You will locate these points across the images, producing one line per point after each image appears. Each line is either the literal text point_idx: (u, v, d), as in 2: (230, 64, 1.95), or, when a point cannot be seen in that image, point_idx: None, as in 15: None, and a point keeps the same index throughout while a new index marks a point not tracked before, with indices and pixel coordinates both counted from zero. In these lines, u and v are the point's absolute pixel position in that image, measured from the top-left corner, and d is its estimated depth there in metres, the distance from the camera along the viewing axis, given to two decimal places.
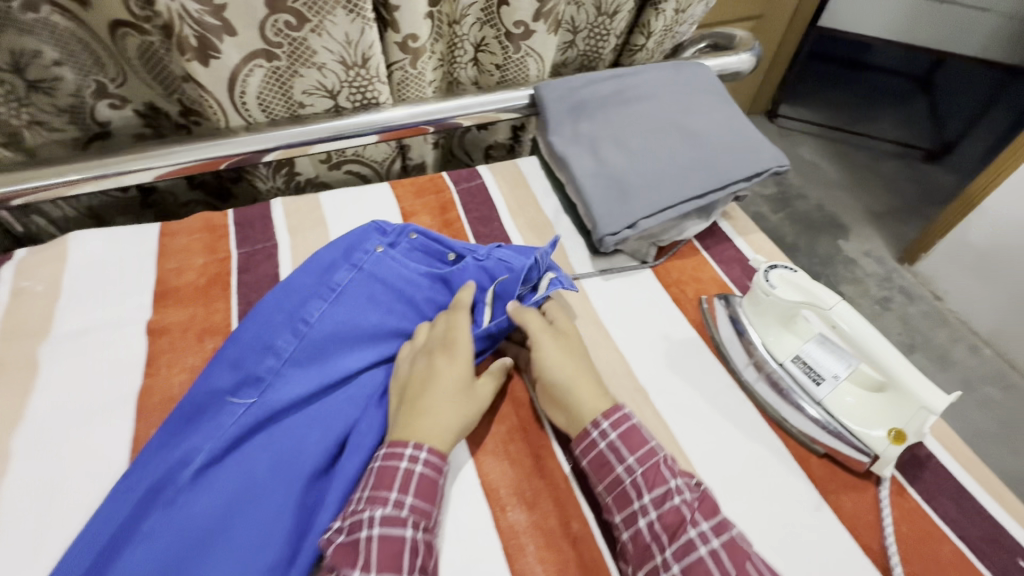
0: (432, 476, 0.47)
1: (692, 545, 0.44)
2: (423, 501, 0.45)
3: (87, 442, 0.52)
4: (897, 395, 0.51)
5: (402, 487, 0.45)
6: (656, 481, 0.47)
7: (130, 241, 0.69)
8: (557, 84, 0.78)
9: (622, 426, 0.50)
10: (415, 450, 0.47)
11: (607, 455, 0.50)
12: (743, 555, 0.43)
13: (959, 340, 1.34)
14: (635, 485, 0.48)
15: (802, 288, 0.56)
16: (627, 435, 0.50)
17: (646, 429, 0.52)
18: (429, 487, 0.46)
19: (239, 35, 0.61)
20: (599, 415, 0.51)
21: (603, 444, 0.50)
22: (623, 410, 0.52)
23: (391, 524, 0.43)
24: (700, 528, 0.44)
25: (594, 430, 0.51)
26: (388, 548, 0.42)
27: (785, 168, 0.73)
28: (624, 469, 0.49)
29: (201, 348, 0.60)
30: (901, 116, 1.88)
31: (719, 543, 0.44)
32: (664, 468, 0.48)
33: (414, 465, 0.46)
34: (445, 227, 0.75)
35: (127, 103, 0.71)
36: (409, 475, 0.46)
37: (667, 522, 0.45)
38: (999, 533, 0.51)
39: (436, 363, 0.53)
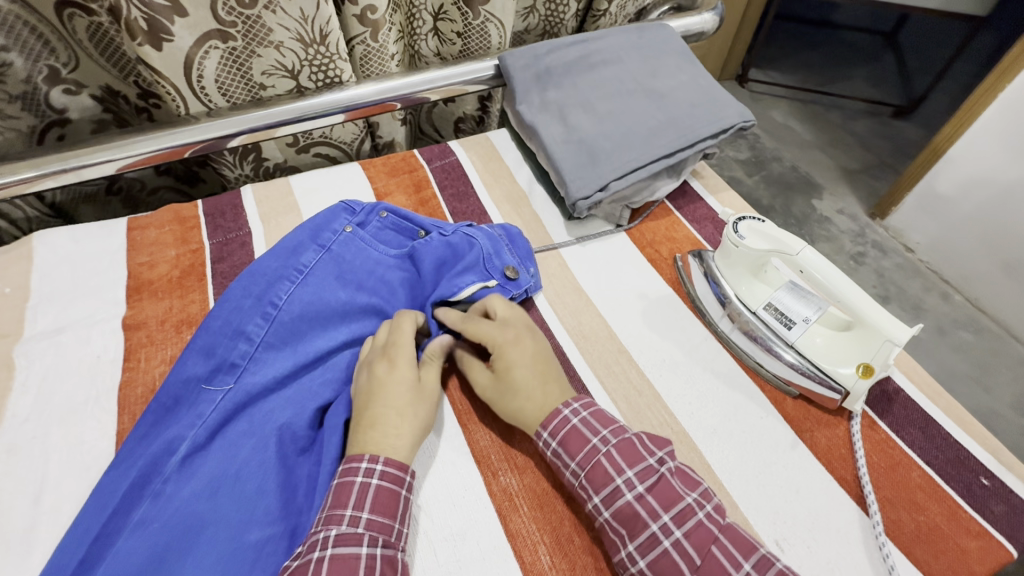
0: (390, 487, 0.44)
1: (655, 539, 0.42)
2: (380, 516, 0.43)
3: (71, 439, 0.52)
4: (864, 332, 0.54)
5: (358, 502, 0.43)
6: (602, 481, 0.45)
7: (99, 237, 0.68)
8: (520, 52, 0.78)
9: (561, 432, 0.47)
10: (371, 462, 0.45)
11: (554, 461, 0.48)
12: (708, 540, 0.42)
13: (931, 289, 1.38)
14: (583, 487, 0.46)
15: (771, 237, 0.57)
16: (569, 438, 0.47)
17: (595, 423, 0.48)
18: (387, 500, 0.43)
19: (190, 15, 0.59)
20: (539, 424, 0.49)
21: (549, 452, 0.48)
22: (563, 412, 0.49)
23: (344, 543, 0.40)
24: (660, 521, 0.43)
25: (539, 440, 0.48)
26: (340, 567, 0.39)
27: (751, 124, 0.73)
28: (570, 473, 0.47)
29: (180, 338, 0.60)
30: (869, 72, 1.90)
31: (682, 534, 0.42)
32: (608, 466, 0.45)
33: (370, 478, 0.44)
34: (421, 205, 0.75)
35: (82, 88, 0.70)
36: (365, 490, 0.43)
37: (624, 521, 0.43)
38: (965, 455, 0.54)
39: (388, 367, 0.50)
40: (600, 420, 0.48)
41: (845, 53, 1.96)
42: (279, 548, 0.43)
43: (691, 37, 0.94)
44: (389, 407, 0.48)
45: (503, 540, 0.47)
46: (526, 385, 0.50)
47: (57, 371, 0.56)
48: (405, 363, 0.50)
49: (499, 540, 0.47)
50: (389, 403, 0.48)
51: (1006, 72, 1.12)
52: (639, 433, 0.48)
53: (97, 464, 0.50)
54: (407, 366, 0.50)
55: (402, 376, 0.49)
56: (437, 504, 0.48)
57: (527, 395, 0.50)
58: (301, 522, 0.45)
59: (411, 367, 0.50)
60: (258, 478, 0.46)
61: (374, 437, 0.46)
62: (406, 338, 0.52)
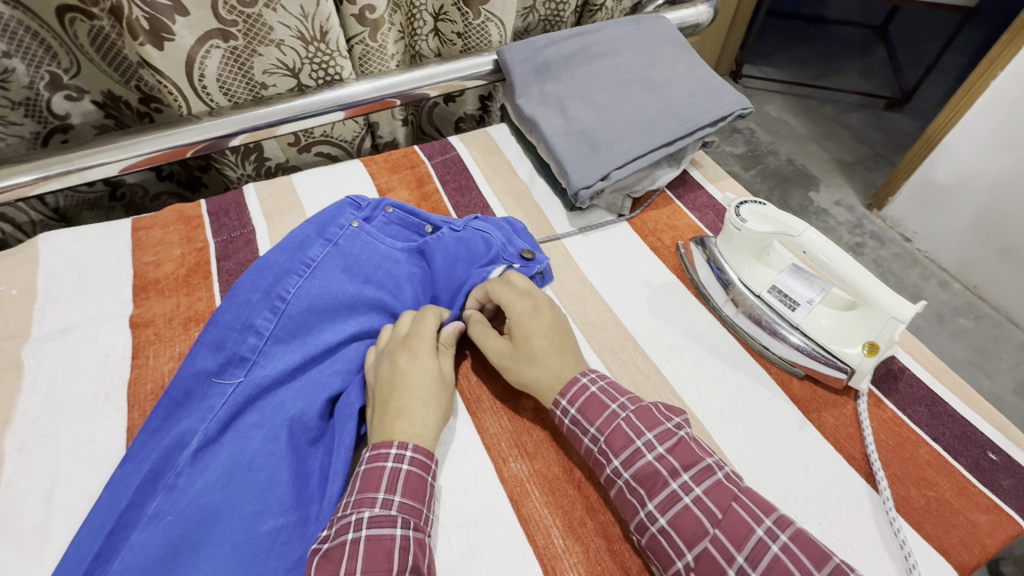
0: (420, 473, 0.45)
1: (675, 496, 0.43)
2: (411, 500, 0.43)
3: (82, 437, 0.52)
4: (868, 311, 0.54)
5: (389, 487, 0.43)
6: (621, 444, 0.46)
7: (104, 238, 0.68)
8: (519, 46, 0.78)
9: (579, 399, 0.49)
10: (400, 449, 0.45)
11: (573, 430, 0.49)
12: (727, 496, 0.42)
13: (930, 278, 1.39)
14: (603, 451, 0.47)
15: (772, 220, 0.58)
16: (587, 405, 0.48)
17: (611, 393, 0.49)
18: (417, 485, 0.44)
19: (191, 15, 0.60)
20: (558, 393, 0.50)
21: (567, 420, 0.49)
22: (580, 380, 0.50)
23: (378, 525, 0.41)
24: (680, 479, 0.44)
25: (557, 410, 0.49)
26: (376, 548, 0.39)
27: (749, 111, 0.74)
28: (589, 439, 0.48)
29: (187, 335, 0.60)
30: (860, 65, 1.92)
31: (702, 491, 0.43)
32: (627, 429, 0.46)
33: (400, 463, 0.44)
34: (424, 200, 0.75)
35: (84, 94, 0.71)
36: (396, 475, 0.44)
37: (645, 481, 0.44)
38: (971, 431, 0.54)
39: (410, 357, 0.50)
40: (617, 389, 0.49)
41: (838, 47, 1.97)
42: (293, 537, 0.43)
43: (686, 30, 0.95)
44: (413, 396, 0.48)
45: (516, 524, 0.47)
46: (544, 353, 0.51)
47: (66, 370, 0.56)
48: (428, 354, 0.51)
49: (512, 522, 0.47)
50: (414, 392, 0.48)
51: (998, 59, 1.12)
52: (652, 403, 0.50)
53: (109, 460, 0.51)
54: (429, 357, 0.51)
55: (426, 366, 0.50)
56: (450, 490, 0.49)
57: (544, 363, 0.51)
58: (313, 511, 0.45)
59: (433, 358, 0.51)
60: (270, 468, 0.46)
61: (400, 426, 0.47)
62: (427, 330, 0.52)
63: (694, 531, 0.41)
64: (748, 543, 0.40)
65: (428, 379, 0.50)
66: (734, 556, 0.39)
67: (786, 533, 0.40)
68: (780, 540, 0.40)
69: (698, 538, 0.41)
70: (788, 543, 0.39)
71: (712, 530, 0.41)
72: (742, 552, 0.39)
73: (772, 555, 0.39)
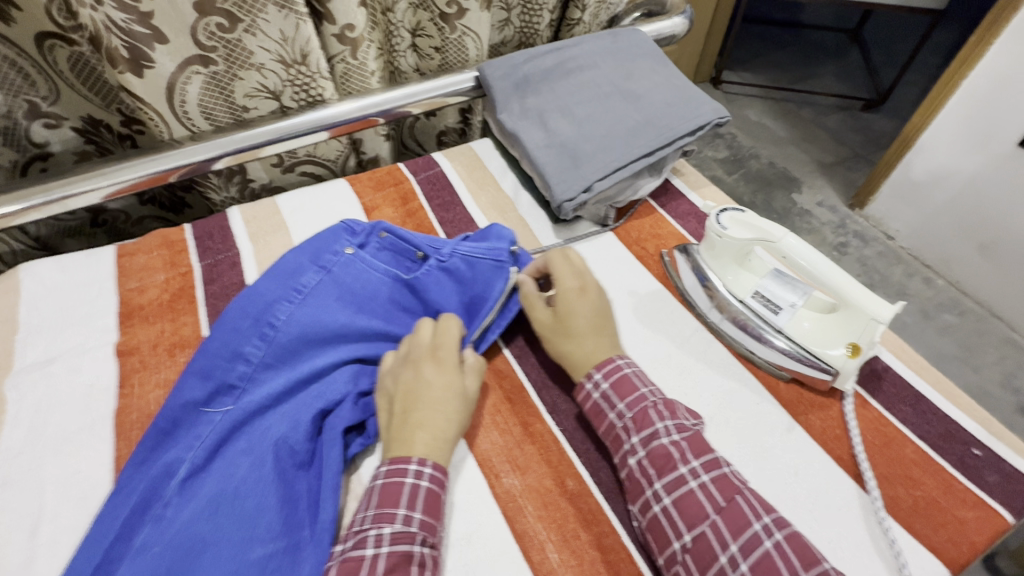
0: (438, 490, 0.45)
1: (682, 480, 0.46)
2: (430, 518, 0.44)
3: (66, 469, 0.51)
4: (848, 313, 0.55)
5: (410, 504, 0.43)
6: (644, 424, 0.49)
7: (86, 266, 0.67)
8: (498, 62, 0.79)
9: (614, 376, 0.52)
10: (420, 465, 0.45)
11: (601, 403, 0.51)
12: (732, 488, 0.45)
13: (913, 274, 1.41)
14: (626, 427, 0.50)
15: (752, 226, 0.59)
16: (619, 383, 0.52)
17: (641, 377, 0.53)
18: (435, 503, 0.44)
19: (171, 42, 0.60)
20: (593, 367, 0.53)
21: (596, 394, 0.52)
22: (615, 361, 0.54)
23: (399, 542, 0.41)
24: (689, 465, 0.46)
25: (588, 382, 0.53)
26: (395, 563, 0.40)
27: (726, 119, 0.75)
28: (615, 414, 0.50)
29: (173, 361, 0.59)
30: (836, 68, 1.96)
31: (708, 478, 0.46)
32: (652, 412, 0.50)
33: (420, 480, 0.45)
34: (409, 217, 0.75)
35: (63, 121, 0.70)
36: (416, 492, 0.44)
37: (656, 461, 0.47)
38: (955, 428, 0.55)
39: (433, 368, 0.50)
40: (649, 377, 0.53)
41: (813, 52, 2.02)
42: (282, 564, 0.43)
43: (663, 41, 0.97)
44: (439, 412, 0.48)
45: (508, 540, 0.47)
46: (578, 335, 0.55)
47: (49, 401, 0.55)
48: (452, 367, 0.51)
49: (506, 539, 0.47)
50: (435, 405, 0.48)
51: (968, 59, 1.15)
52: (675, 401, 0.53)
53: (94, 492, 0.50)
54: (455, 369, 0.51)
55: (451, 379, 0.50)
56: (442, 506, 0.49)
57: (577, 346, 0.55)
58: (303, 536, 0.45)
59: (456, 370, 0.51)
60: (257, 495, 0.45)
61: (423, 438, 0.47)
62: (451, 341, 0.53)
63: (696, 514, 0.44)
64: (743, 534, 0.42)
65: (450, 392, 0.49)
66: (728, 543, 0.42)
67: (779, 533, 0.42)
68: (775, 536, 0.42)
69: (699, 521, 0.44)
70: (781, 542, 0.41)
71: (713, 515, 0.44)
72: (737, 541, 0.42)
73: (764, 549, 0.41)
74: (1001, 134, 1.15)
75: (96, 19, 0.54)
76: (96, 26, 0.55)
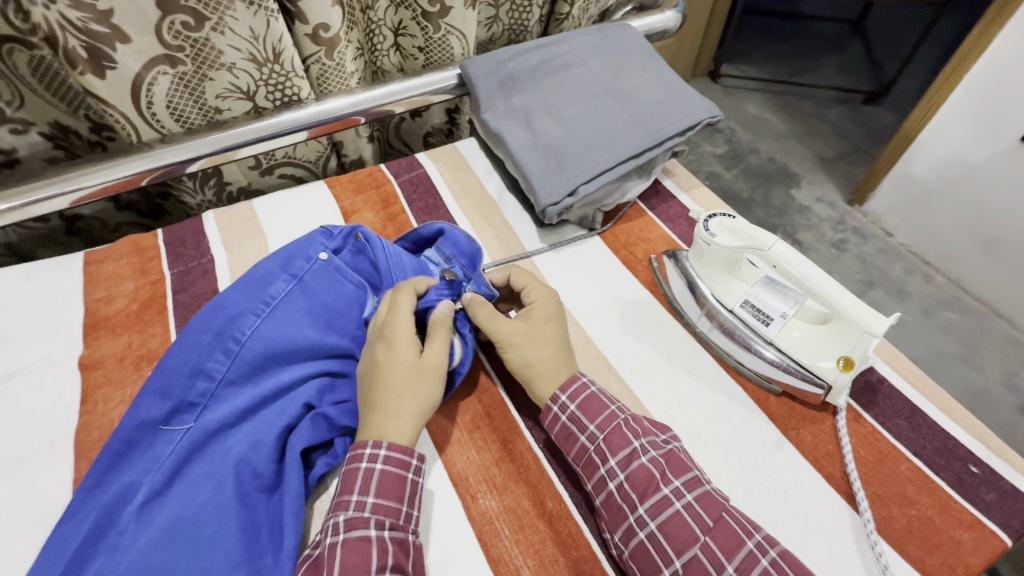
0: (396, 471, 0.44)
1: (667, 501, 0.44)
2: (387, 499, 0.43)
3: (25, 490, 0.49)
4: (841, 325, 0.52)
5: (363, 488, 0.43)
6: (619, 444, 0.46)
7: (53, 275, 0.65)
8: (482, 59, 0.76)
9: (580, 396, 0.49)
10: (374, 448, 0.44)
11: (571, 426, 0.49)
12: (718, 506, 0.43)
13: (913, 272, 1.38)
14: (599, 451, 0.47)
15: (740, 233, 0.57)
16: (587, 404, 0.49)
17: (608, 394, 0.51)
18: (393, 484, 0.44)
19: (133, 42, 0.57)
20: (557, 388, 0.50)
21: (565, 416, 0.49)
22: (580, 379, 0.51)
23: (354, 528, 0.41)
24: (671, 485, 0.44)
25: (554, 404, 0.50)
26: (352, 550, 0.40)
27: (718, 118, 0.73)
28: (587, 437, 0.48)
29: (139, 375, 0.57)
30: (838, 60, 1.92)
31: (693, 497, 0.44)
32: (626, 431, 0.47)
33: (374, 463, 0.44)
34: (389, 221, 0.73)
35: (30, 127, 0.67)
36: (370, 475, 0.43)
37: (637, 484, 0.45)
38: (953, 443, 0.53)
39: (386, 349, 0.49)
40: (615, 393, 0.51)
41: (814, 44, 1.98)
42: None
43: (655, 36, 0.94)
44: (394, 389, 0.47)
45: (484, 565, 0.45)
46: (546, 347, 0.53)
47: (10, 419, 0.53)
48: (403, 344, 0.48)
49: (479, 566, 0.45)
50: (390, 386, 0.47)
51: (969, 54, 1.12)
52: (644, 417, 0.51)
53: (52, 516, 0.48)
54: (407, 346, 0.49)
55: (401, 356, 0.48)
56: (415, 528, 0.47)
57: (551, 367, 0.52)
58: (266, 563, 0.43)
59: (410, 347, 0.48)
60: (216, 521, 0.43)
61: (377, 423, 0.46)
62: (402, 317, 0.50)
63: (685, 537, 0.42)
64: (738, 555, 0.40)
65: (405, 370, 0.47)
66: (724, 566, 0.40)
67: (774, 549, 0.41)
68: (769, 554, 0.40)
69: (688, 544, 0.42)
70: (776, 558, 0.40)
71: (703, 537, 0.42)
72: (732, 563, 0.40)
73: (761, 568, 0.40)
74: (1005, 130, 1.12)
75: (51, 19, 0.52)
76: (49, 25, 0.52)
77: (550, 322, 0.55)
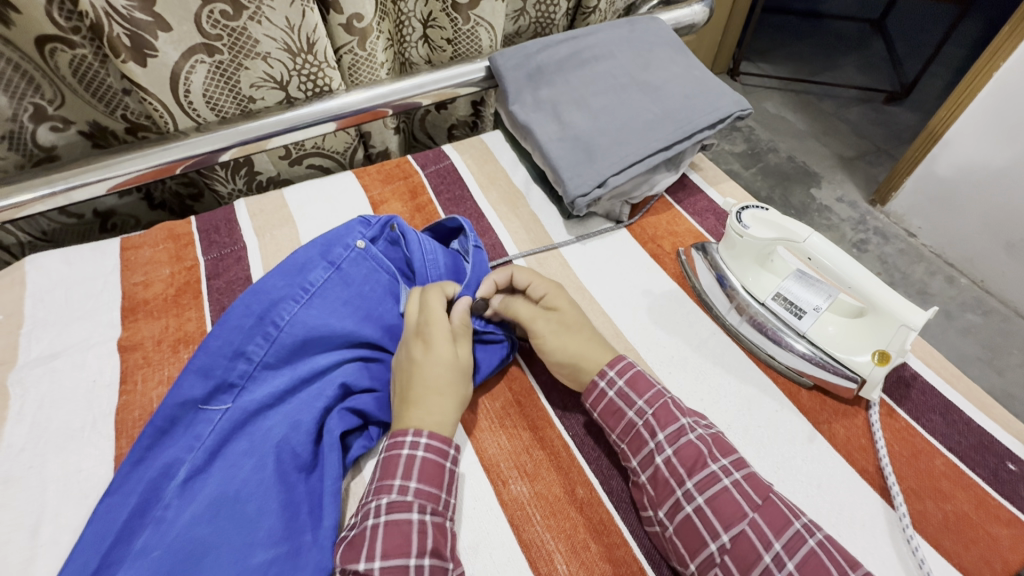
0: (436, 459, 0.45)
1: (715, 477, 0.44)
2: (428, 485, 0.44)
3: (68, 466, 0.50)
4: (877, 319, 0.52)
5: (405, 473, 0.44)
6: (668, 419, 0.47)
7: (92, 259, 0.66)
8: (511, 51, 0.76)
9: (628, 372, 0.50)
10: (415, 436, 0.45)
11: (618, 401, 0.49)
12: (765, 486, 0.43)
13: (936, 273, 1.36)
14: (648, 426, 0.47)
15: (774, 224, 0.56)
16: (635, 380, 0.50)
17: (652, 377, 0.52)
18: (433, 470, 0.44)
19: (174, 30, 0.58)
20: (605, 364, 0.51)
21: (613, 391, 0.49)
22: (627, 358, 0.52)
23: (395, 510, 0.42)
24: (719, 462, 0.44)
25: (602, 379, 0.50)
26: (394, 532, 0.41)
27: (749, 112, 0.72)
28: (635, 412, 0.48)
29: (177, 358, 0.59)
30: (859, 58, 1.90)
31: (740, 476, 0.44)
32: (673, 409, 0.48)
33: (416, 450, 0.45)
34: (417, 211, 0.73)
35: (70, 125, 0.68)
36: (412, 461, 0.44)
37: (686, 459, 0.45)
38: (988, 439, 0.52)
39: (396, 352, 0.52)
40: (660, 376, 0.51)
41: (836, 42, 1.95)
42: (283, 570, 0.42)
43: (681, 30, 0.93)
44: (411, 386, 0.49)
45: (516, 550, 0.45)
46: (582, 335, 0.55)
47: (53, 397, 0.55)
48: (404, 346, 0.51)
49: (510, 550, 0.45)
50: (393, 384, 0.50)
51: (1000, 50, 1.10)
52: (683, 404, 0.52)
53: (96, 491, 0.49)
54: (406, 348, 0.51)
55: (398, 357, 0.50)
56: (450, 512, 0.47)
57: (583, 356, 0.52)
58: (306, 540, 0.44)
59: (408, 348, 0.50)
60: (259, 498, 0.44)
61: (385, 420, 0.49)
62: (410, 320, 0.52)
63: (733, 513, 0.42)
64: (786, 532, 0.40)
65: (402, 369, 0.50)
66: (772, 543, 0.40)
67: (820, 532, 0.41)
68: (816, 535, 0.41)
69: (737, 520, 0.41)
70: (823, 540, 0.40)
71: (751, 513, 0.42)
72: (780, 540, 0.40)
73: (808, 548, 0.40)
74: None
75: (97, 6, 0.53)
76: (96, 13, 0.53)
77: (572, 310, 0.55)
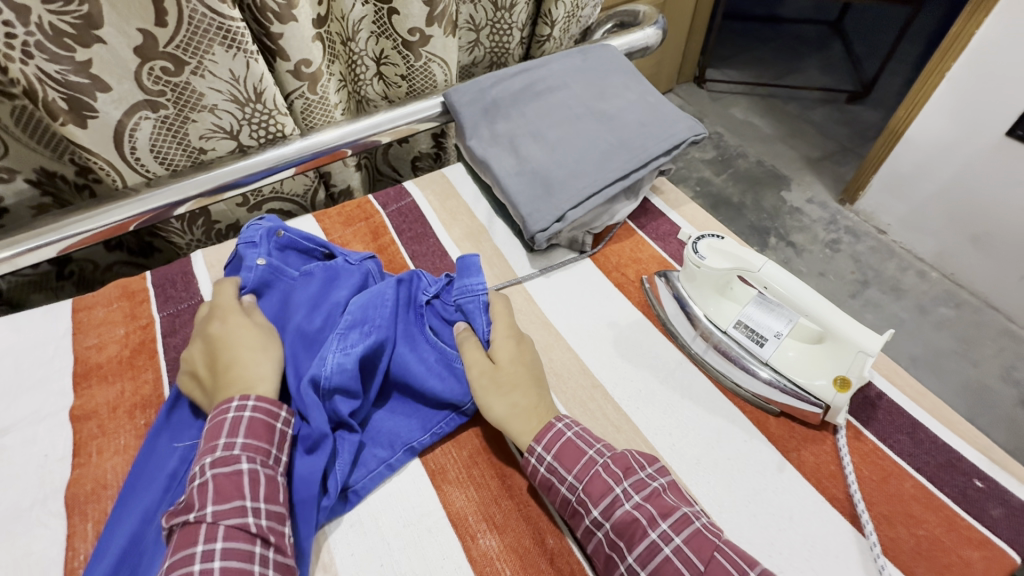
0: (265, 418, 0.46)
1: (656, 547, 0.42)
2: (256, 440, 0.45)
3: (16, 551, 0.48)
4: (836, 345, 0.52)
5: (231, 432, 0.44)
6: (601, 492, 0.45)
7: (43, 323, 0.64)
8: (465, 88, 0.77)
9: (555, 445, 0.48)
10: (242, 402, 0.46)
11: (549, 478, 0.47)
12: (709, 545, 0.41)
13: (907, 269, 1.38)
14: (581, 502, 0.45)
15: (730, 254, 0.56)
16: (563, 452, 0.47)
17: (584, 437, 0.49)
18: (262, 428, 0.45)
19: (114, 90, 0.57)
20: (533, 440, 0.49)
21: (542, 469, 0.48)
22: (555, 426, 0.49)
23: (220, 466, 0.42)
24: (659, 529, 0.42)
25: (532, 456, 0.48)
26: (224, 483, 0.41)
27: (703, 136, 0.73)
28: (567, 488, 0.46)
29: (133, 425, 0.57)
30: (819, 60, 1.94)
31: (681, 540, 0.42)
32: (606, 477, 0.46)
33: (242, 412, 0.45)
34: (379, 253, 0.73)
35: (15, 174, 0.66)
36: (238, 423, 0.45)
37: (623, 532, 0.43)
38: (955, 458, 0.52)
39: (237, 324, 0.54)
40: (593, 434, 0.49)
41: (796, 46, 2.00)
42: None
43: (636, 53, 0.94)
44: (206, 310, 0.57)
45: None
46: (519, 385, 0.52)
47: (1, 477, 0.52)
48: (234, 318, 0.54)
49: None
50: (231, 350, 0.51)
51: (949, 52, 1.13)
52: (629, 449, 0.49)
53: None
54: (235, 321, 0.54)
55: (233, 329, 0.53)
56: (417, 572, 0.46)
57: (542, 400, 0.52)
58: None
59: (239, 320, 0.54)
60: None
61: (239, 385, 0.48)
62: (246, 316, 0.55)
63: None
64: None
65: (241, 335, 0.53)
66: None
67: None
68: None
69: None
70: None
71: None
72: None
73: None
74: (989, 125, 1.12)
75: (28, 72, 0.51)
76: (27, 79, 0.52)
77: (500, 361, 0.54)
